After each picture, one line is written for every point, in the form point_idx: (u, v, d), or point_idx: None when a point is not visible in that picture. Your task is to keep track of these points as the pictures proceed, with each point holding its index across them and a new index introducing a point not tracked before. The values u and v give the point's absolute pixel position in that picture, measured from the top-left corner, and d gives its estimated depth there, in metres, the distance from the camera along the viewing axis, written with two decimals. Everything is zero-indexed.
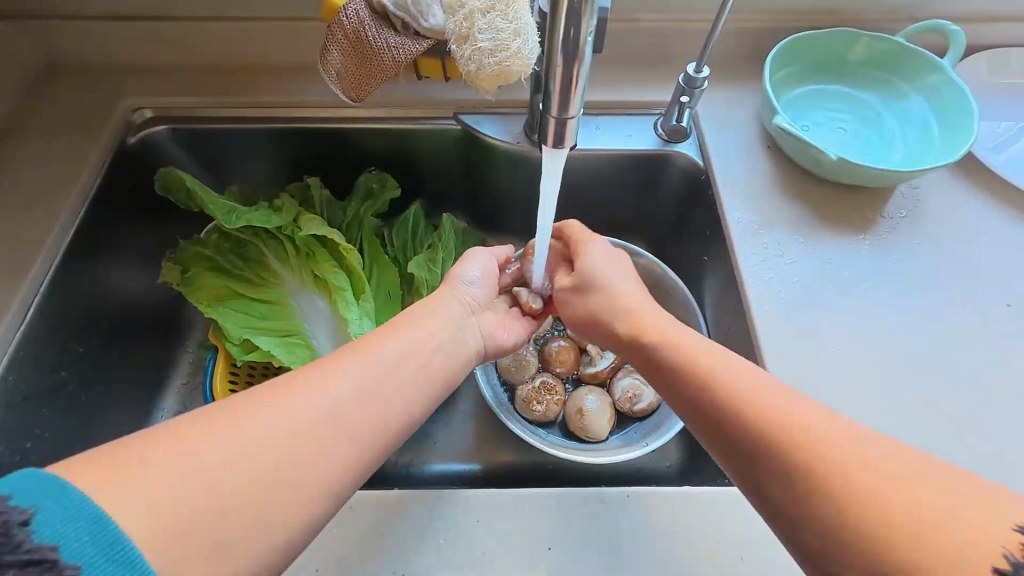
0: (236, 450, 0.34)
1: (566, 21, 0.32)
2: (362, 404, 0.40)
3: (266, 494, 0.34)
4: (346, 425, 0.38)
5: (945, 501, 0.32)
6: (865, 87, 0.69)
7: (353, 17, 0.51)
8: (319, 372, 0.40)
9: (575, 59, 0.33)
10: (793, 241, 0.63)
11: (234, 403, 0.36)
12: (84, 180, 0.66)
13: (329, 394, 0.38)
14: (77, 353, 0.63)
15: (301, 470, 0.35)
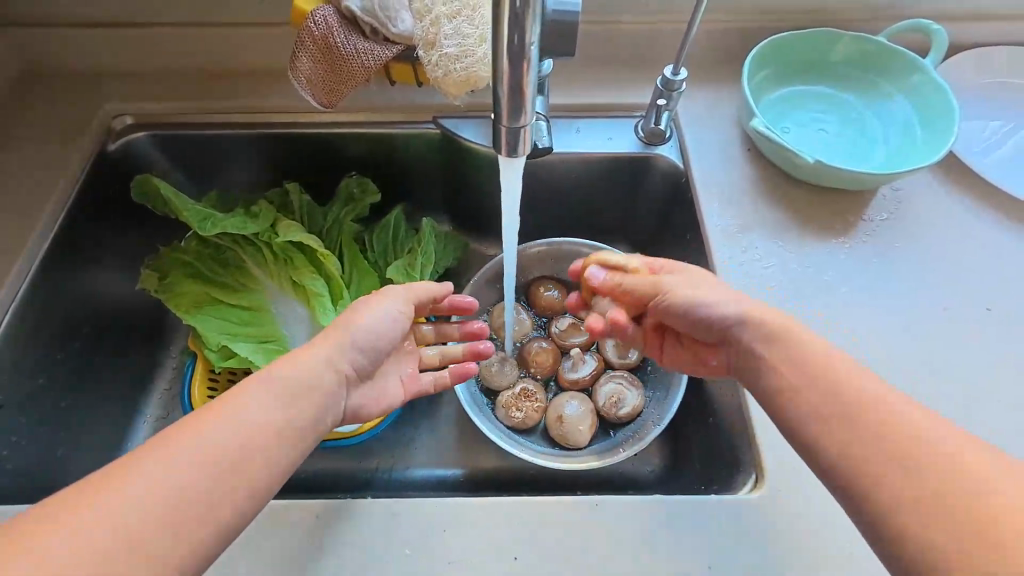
0: (166, 481, 0.35)
1: (509, 28, 0.28)
2: (289, 420, 0.41)
3: (207, 516, 0.35)
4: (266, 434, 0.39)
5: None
6: (846, 88, 0.68)
7: (321, 23, 0.51)
8: (240, 393, 0.40)
9: (524, 65, 0.30)
10: (773, 245, 0.62)
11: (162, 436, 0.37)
12: (64, 187, 0.67)
13: (248, 412, 0.39)
14: (58, 360, 0.63)
15: (220, 498, 0.36)
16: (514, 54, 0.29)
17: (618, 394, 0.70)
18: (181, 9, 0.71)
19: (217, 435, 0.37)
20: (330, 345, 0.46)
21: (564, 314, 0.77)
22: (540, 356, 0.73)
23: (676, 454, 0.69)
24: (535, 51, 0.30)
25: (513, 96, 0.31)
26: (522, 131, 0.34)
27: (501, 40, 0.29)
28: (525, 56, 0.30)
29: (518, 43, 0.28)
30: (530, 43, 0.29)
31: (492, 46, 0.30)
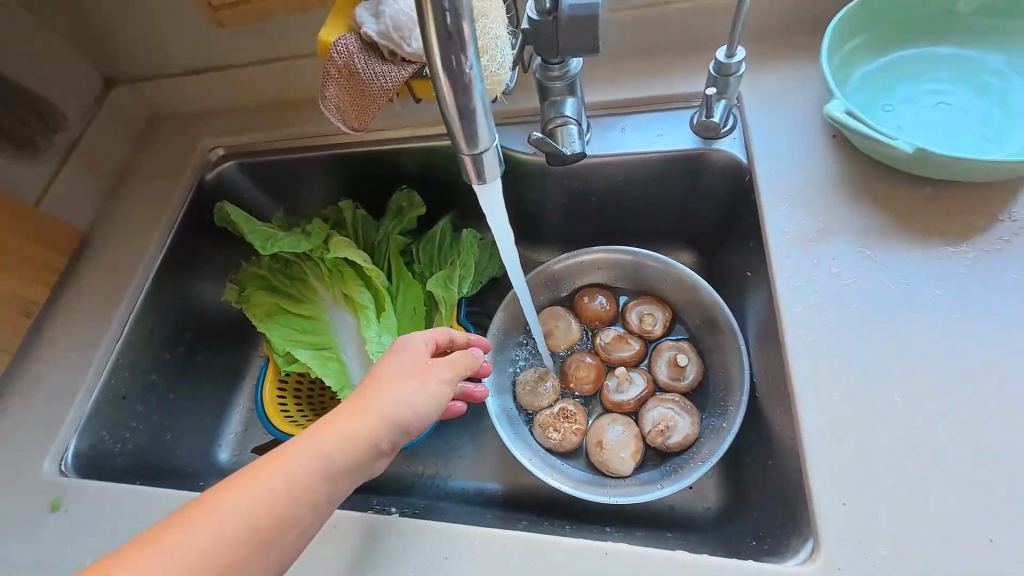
0: (242, 518, 0.39)
1: (444, 47, 0.26)
2: (329, 484, 0.42)
3: (262, 558, 0.39)
4: (307, 495, 0.41)
5: None
6: (979, 47, 0.52)
7: (342, 51, 0.52)
8: (284, 454, 0.42)
9: (467, 87, 0.28)
10: (859, 255, 0.50)
11: (216, 489, 0.40)
12: (171, 214, 0.79)
13: (291, 475, 0.41)
14: (166, 359, 0.76)
15: (262, 554, 0.39)
16: (454, 74, 0.27)
17: (668, 421, 0.63)
18: (255, 50, 0.80)
19: (284, 480, 0.41)
20: (379, 393, 0.47)
21: (611, 325, 0.71)
22: (580, 371, 0.67)
23: (735, 492, 0.60)
24: (476, 66, 0.28)
25: (463, 118, 0.29)
26: (484, 155, 0.31)
27: (435, 59, 0.27)
28: (466, 77, 0.27)
29: (454, 63, 0.26)
30: (468, 63, 0.27)
31: (432, 69, 0.28)
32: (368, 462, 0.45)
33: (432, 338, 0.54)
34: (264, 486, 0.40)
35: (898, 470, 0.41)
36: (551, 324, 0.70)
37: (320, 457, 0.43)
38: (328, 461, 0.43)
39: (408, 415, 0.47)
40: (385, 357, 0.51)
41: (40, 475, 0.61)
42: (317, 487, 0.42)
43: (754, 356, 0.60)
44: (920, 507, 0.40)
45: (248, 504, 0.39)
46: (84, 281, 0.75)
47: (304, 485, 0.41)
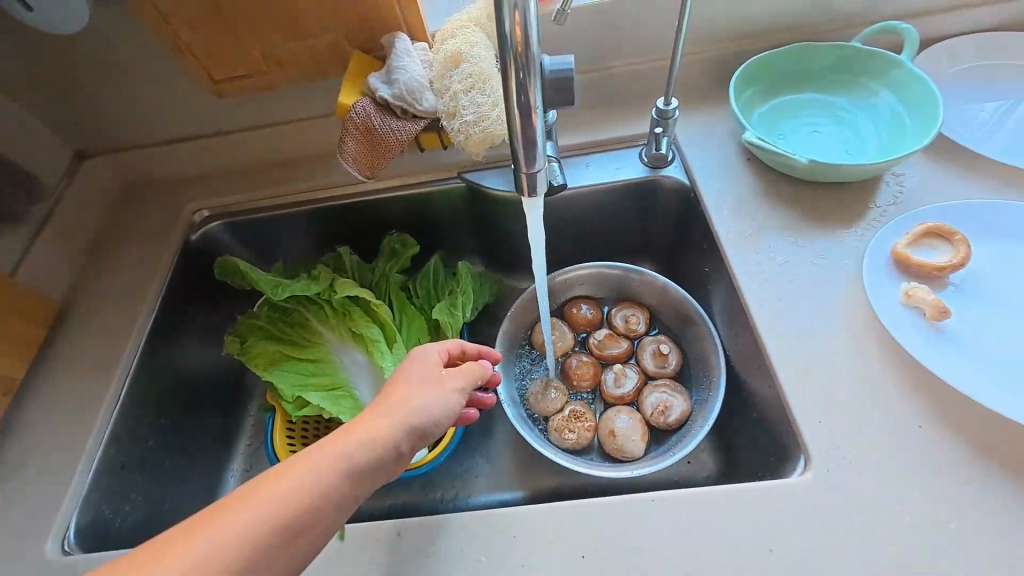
0: (269, 518, 0.41)
1: (517, 90, 0.37)
2: (353, 483, 0.46)
3: (289, 552, 0.42)
4: (333, 493, 0.44)
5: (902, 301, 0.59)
6: (831, 92, 0.73)
7: (361, 112, 0.61)
8: (314, 454, 0.45)
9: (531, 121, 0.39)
10: (785, 242, 0.66)
11: (247, 488, 0.43)
12: (160, 276, 0.79)
13: (319, 473, 0.44)
14: (161, 424, 0.73)
15: (289, 547, 0.42)
16: (522, 110, 0.37)
17: (665, 402, 0.72)
18: (239, 118, 0.84)
19: (308, 484, 0.43)
20: (400, 400, 0.52)
21: (599, 328, 0.81)
22: (581, 370, 0.76)
23: (727, 455, 0.71)
24: (539, 108, 0.38)
25: (524, 143, 0.39)
26: (535, 175, 0.41)
27: (512, 104, 0.37)
28: (532, 114, 0.38)
29: (523, 101, 0.37)
30: (533, 104, 0.38)
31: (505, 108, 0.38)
32: (388, 466, 0.49)
33: (443, 349, 0.60)
34: (287, 490, 0.43)
35: (842, 393, 0.55)
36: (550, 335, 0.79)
37: (343, 464, 0.46)
38: (351, 468, 0.46)
39: (426, 420, 0.52)
40: (405, 367, 0.57)
41: (43, 557, 0.57)
42: (340, 487, 0.45)
43: (723, 335, 0.72)
44: (863, 415, 0.54)
45: (273, 507, 0.42)
46: (71, 353, 0.72)
47: (330, 484, 0.44)
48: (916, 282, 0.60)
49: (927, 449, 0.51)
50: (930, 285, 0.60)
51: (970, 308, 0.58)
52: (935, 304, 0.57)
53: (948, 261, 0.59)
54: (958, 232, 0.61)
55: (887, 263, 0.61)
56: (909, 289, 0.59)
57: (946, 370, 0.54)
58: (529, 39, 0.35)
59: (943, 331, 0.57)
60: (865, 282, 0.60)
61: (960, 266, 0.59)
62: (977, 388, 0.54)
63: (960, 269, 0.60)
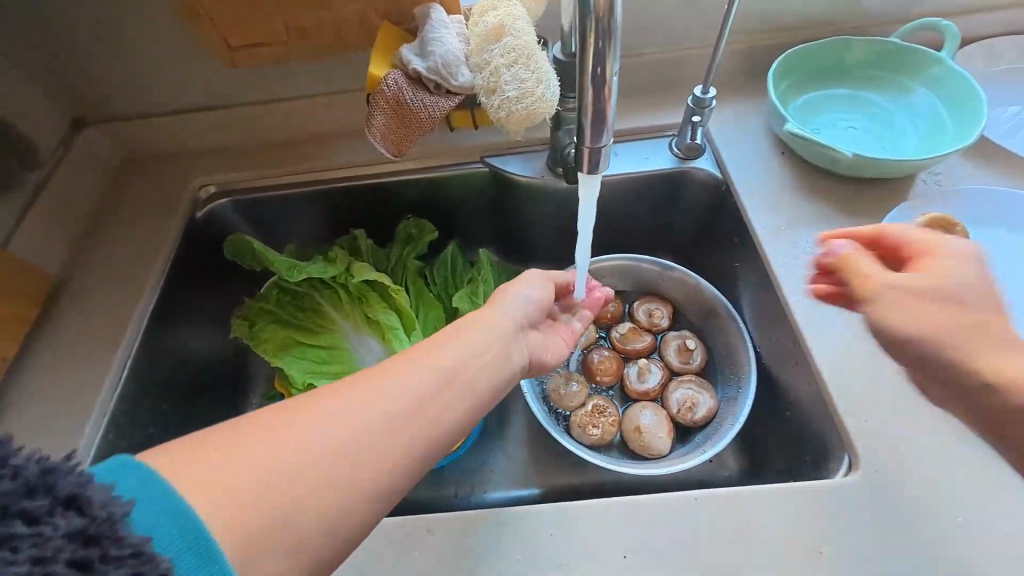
0: (334, 432, 0.37)
1: (594, 61, 0.38)
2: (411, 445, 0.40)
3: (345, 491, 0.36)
4: (403, 425, 0.39)
5: None
6: (868, 88, 0.71)
7: (392, 85, 0.58)
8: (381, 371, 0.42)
9: (604, 94, 0.40)
10: (822, 237, 0.64)
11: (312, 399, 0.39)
12: (163, 254, 0.75)
13: (388, 397, 0.40)
14: (162, 410, 0.69)
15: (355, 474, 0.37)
16: (598, 82, 0.39)
17: (691, 399, 0.71)
18: (251, 90, 0.80)
19: (372, 406, 0.39)
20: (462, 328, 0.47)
21: (622, 322, 0.79)
22: (604, 364, 0.74)
23: (752, 454, 0.69)
24: (613, 84, 0.39)
25: (594, 117, 0.40)
26: (602, 150, 0.42)
27: (586, 76, 0.39)
28: (607, 85, 0.39)
29: (600, 73, 0.38)
30: (610, 73, 0.38)
31: (580, 80, 0.40)
32: (459, 402, 0.43)
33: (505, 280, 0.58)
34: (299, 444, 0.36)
35: (885, 393, 0.54)
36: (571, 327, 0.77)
37: (366, 421, 0.38)
38: (378, 428, 0.38)
39: (491, 352, 0.47)
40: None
41: None
42: (409, 412, 0.40)
43: (753, 333, 0.70)
44: (905, 415, 0.52)
45: (281, 461, 0.35)
46: (69, 333, 0.68)
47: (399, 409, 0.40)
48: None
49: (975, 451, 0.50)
50: None
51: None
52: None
53: None
54: (960, 223, 0.60)
55: None
56: None
57: None
58: (614, 8, 0.36)
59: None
60: None
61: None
62: None
63: None
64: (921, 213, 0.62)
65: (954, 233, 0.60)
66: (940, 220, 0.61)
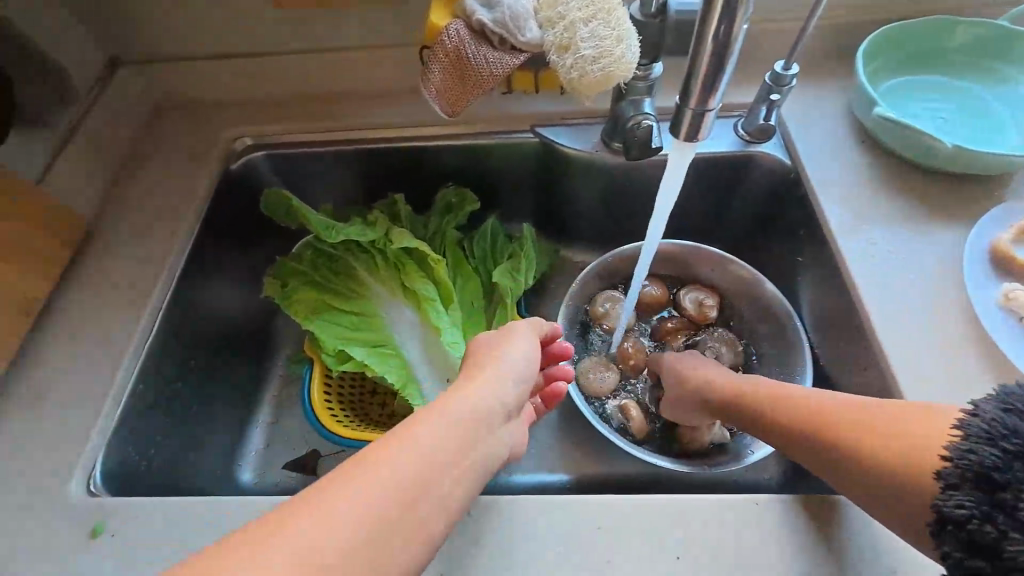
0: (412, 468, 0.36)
1: (720, 17, 0.34)
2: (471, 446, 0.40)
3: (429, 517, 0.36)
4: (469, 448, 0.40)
5: (1000, 302, 0.54)
6: (966, 76, 0.65)
7: (453, 35, 0.53)
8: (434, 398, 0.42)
9: (723, 54, 0.36)
10: (903, 236, 0.59)
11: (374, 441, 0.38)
12: (196, 204, 0.72)
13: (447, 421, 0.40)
14: (190, 368, 0.67)
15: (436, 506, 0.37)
16: (719, 41, 0.35)
17: None
18: (295, 39, 0.76)
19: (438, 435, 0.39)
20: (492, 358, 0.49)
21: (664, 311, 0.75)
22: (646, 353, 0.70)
23: (798, 459, 0.66)
24: (737, 44, 0.35)
25: (706, 80, 0.37)
26: (706, 114, 0.39)
27: (707, 37, 0.35)
28: (729, 44, 0.35)
29: (725, 31, 0.34)
30: (737, 29, 0.34)
31: (698, 38, 0.35)
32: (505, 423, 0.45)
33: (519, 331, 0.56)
34: (365, 479, 0.35)
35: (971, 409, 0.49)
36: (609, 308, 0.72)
37: (427, 449, 0.38)
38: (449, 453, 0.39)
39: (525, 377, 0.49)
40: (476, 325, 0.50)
41: (66, 498, 0.52)
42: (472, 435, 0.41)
43: (810, 334, 0.66)
44: None
45: (359, 503, 0.34)
46: (99, 279, 0.66)
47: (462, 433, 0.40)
48: (1015, 282, 0.55)
49: None
50: None
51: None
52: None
53: None
54: None
55: (985, 259, 0.56)
56: (1009, 290, 0.53)
57: None
58: None
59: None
60: (962, 277, 0.55)
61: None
62: None
63: None
64: (1021, 216, 0.58)
65: None
66: None
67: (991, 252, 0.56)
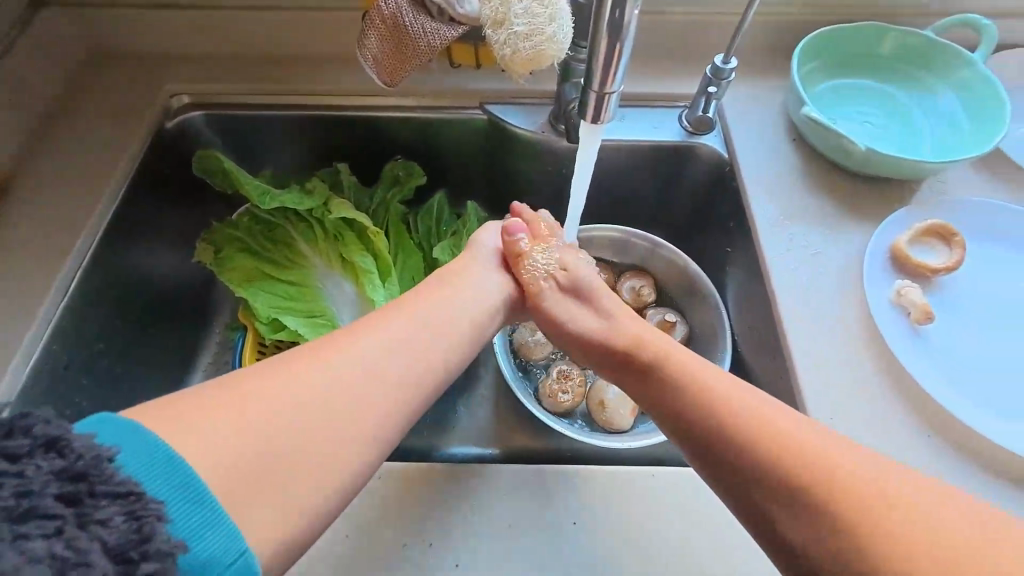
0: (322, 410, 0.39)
1: (613, 3, 0.35)
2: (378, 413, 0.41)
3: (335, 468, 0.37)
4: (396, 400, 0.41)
5: (892, 299, 0.57)
6: (894, 81, 0.68)
7: (390, 3, 0.52)
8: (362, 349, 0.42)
9: (620, 39, 0.38)
10: (819, 232, 0.62)
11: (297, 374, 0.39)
12: (124, 162, 0.69)
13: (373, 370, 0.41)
14: (116, 329, 0.65)
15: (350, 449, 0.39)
16: (615, 26, 0.36)
17: None
18: None
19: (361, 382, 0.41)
20: (443, 310, 0.50)
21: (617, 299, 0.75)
22: None
23: None
24: (632, 25, 0.37)
25: (605, 63, 0.39)
26: (608, 97, 0.41)
27: (603, 21, 0.37)
28: (625, 28, 0.37)
29: (619, 17, 0.36)
30: (630, 14, 0.36)
31: (595, 21, 0.37)
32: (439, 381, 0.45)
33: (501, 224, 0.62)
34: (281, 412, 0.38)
35: (859, 396, 0.53)
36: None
37: (349, 393, 0.40)
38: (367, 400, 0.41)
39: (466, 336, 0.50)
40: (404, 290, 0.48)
41: None
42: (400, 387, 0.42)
43: (734, 321, 0.69)
44: (873, 417, 0.52)
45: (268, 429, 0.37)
46: (17, 234, 0.64)
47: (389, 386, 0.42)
48: (909, 281, 0.59)
49: (933, 457, 0.50)
50: (921, 285, 0.59)
51: (962, 317, 0.58)
52: (923, 305, 0.56)
53: (943, 263, 0.58)
54: (958, 233, 0.60)
55: (886, 257, 0.60)
56: (901, 286, 0.57)
57: (923, 371, 0.54)
58: None
59: (925, 331, 0.56)
60: (864, 274, 0.59)
61: (953, 270, 0.59)
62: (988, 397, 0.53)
63: (952, 272, 0.59)
64: (924, 219, 0.62)
65: (952, 244, 0.59)
66: (939, 228, 0.60)
67: (893, 252, 0.60)
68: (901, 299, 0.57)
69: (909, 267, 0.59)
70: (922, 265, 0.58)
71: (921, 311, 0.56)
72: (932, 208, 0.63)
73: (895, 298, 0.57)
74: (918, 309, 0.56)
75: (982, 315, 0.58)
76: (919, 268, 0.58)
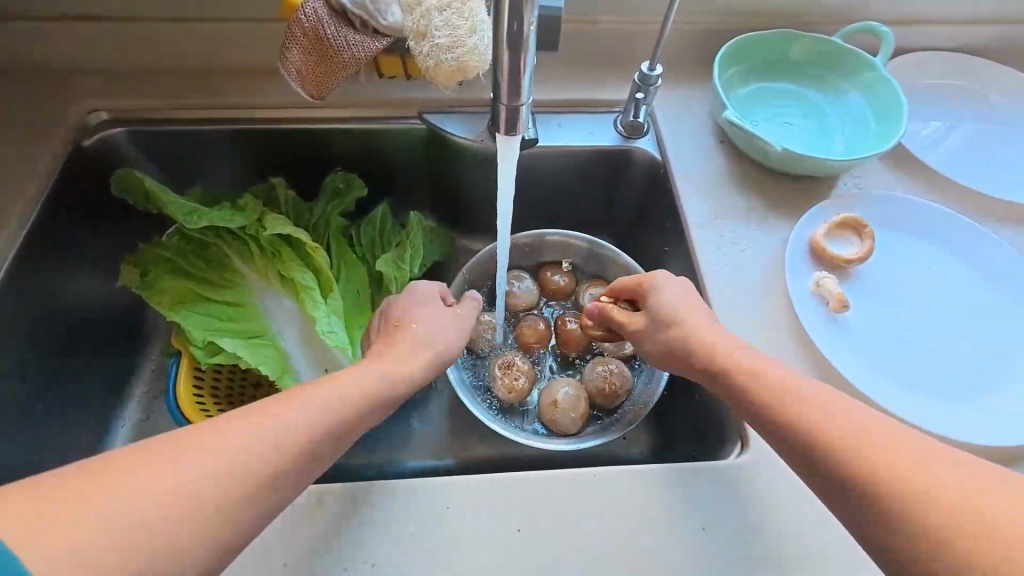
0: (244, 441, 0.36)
1: (510, 16, 0.36)
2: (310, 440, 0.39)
3: None
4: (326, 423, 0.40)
5: (811, 291, 0.61)
6: (808, 84, 0.72)
7: (310, 14, 0.52)
8: None
9: (522, 48, 0.39)
10: (746, 228, 0.65)
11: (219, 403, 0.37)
12: (34, 184, 0.64)
13: None
14: (31, 362, 0.61)
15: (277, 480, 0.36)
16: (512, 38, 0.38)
17: (609, 381, 0.68)
18: (156, 5, 0.70)
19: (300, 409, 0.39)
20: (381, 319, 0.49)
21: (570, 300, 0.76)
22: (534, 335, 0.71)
23: (663, 432, 0.70)
24: (531, 37, 0.38)
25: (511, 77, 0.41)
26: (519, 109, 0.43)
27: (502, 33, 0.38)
28: (524, 37, 0.38)
29: (516, 29, 0.37)
30: (528, 24, 0.37)
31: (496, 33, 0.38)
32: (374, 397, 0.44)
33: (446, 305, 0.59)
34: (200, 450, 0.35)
35: None
36: (513, 288, 0.73)
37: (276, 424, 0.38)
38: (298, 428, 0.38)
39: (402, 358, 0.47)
40: None
41: None
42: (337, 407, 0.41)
43: None
44: None
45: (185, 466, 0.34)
46: None
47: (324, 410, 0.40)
48: (826, 272, 0.63)
49: None
50: (838, 275, 0.63)
51: (878, 304, 0.62)
52: (839, 294, 0.59)
53: (856, 253, 0.62)
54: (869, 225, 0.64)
55: (806, 251, 0.64)
56: (820, 278, 0.61)
57: (842, 358, 0.57)
58: None
59: (843, 320, 0.60)
60: (785, 268, 0.62)
61: (865, 259, 0.63)
62: (902, 379, 0.57)
63: (865, 261, 0.63)
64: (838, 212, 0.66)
65: (864, 236, 0.63)
66: (854, 221, 0.64)
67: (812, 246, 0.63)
68: (819, 292, 0.61)
69: (827, 259, 0.62)
70: (838, 258, 0.62)
71: (837, 299, 0.59)
72: (850, 203, 0.67)
73: (814, 288, 0.61)
74: (835, 298, 0.60)
75: (894, 300, 0.62)
76: (835, 262, 0.62)
